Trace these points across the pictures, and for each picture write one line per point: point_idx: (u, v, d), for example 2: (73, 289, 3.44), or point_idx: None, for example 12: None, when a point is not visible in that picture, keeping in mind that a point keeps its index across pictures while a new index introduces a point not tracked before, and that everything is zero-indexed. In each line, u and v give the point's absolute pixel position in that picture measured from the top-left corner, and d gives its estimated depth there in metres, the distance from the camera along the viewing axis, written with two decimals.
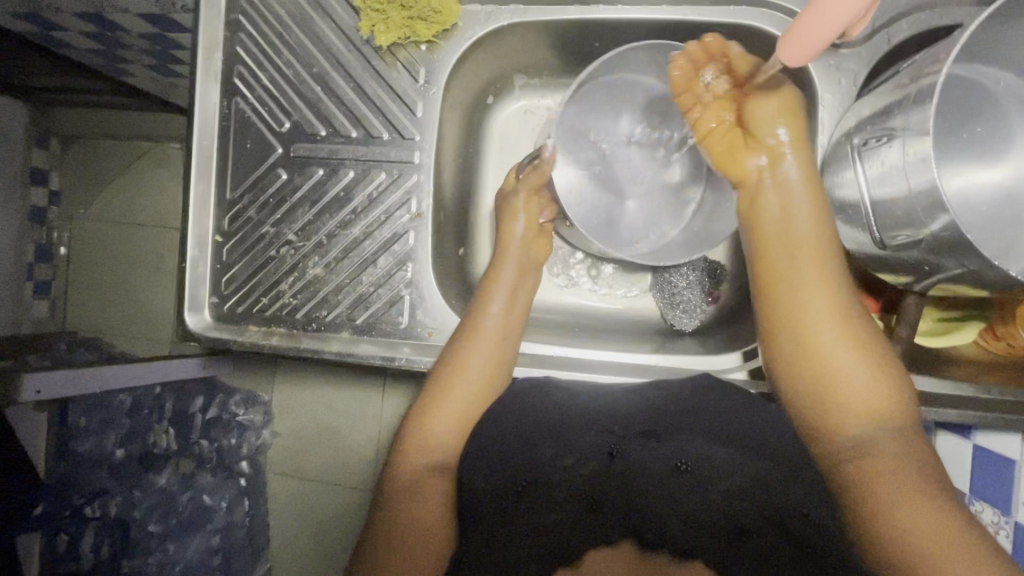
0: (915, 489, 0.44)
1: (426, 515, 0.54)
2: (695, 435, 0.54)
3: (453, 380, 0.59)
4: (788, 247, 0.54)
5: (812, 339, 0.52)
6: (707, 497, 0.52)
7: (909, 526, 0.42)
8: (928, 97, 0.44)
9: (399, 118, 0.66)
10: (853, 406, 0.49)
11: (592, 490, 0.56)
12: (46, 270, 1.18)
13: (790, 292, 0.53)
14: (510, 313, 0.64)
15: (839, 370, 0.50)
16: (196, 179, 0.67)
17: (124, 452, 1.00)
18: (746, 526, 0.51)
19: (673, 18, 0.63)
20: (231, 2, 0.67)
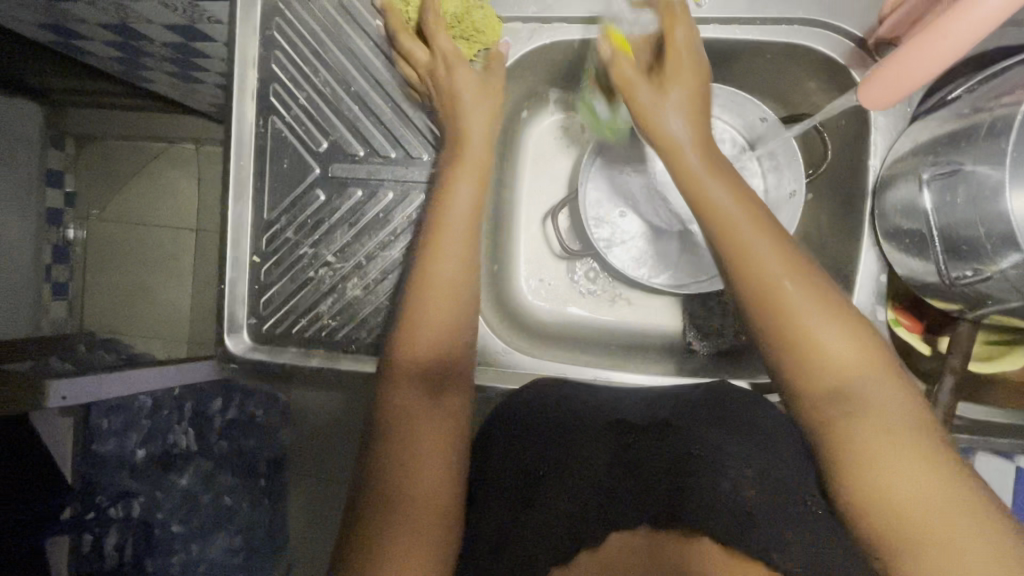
0: (919, 456, 0.41)
1: (428, 470, 0.48)
2: (709, 422, 0.52)
3: (429, 318, 0.52)
4: (734, 229, 0.47)
5: (795, 313, 0.45)
6: (711, 477, 0.46)
7: (905, 498, 0.40)
8: (1005, 131, 0.43)
9: (439, 138, 0.65)
10: (820, 366, 0.44)
11: (603, 477, 0.50)
12: (62, 272, 1.09)
13: (760, 268, 0.46)
14: (468, 227, 0.55)
15: (800, 320, 0.45)
16: (234, 199, 0.67)
17: (145, 452, 0.96)
18: (755, 509, 0.43)
19: (721, 36, 0.61)
20: (267, 20, 0.66)
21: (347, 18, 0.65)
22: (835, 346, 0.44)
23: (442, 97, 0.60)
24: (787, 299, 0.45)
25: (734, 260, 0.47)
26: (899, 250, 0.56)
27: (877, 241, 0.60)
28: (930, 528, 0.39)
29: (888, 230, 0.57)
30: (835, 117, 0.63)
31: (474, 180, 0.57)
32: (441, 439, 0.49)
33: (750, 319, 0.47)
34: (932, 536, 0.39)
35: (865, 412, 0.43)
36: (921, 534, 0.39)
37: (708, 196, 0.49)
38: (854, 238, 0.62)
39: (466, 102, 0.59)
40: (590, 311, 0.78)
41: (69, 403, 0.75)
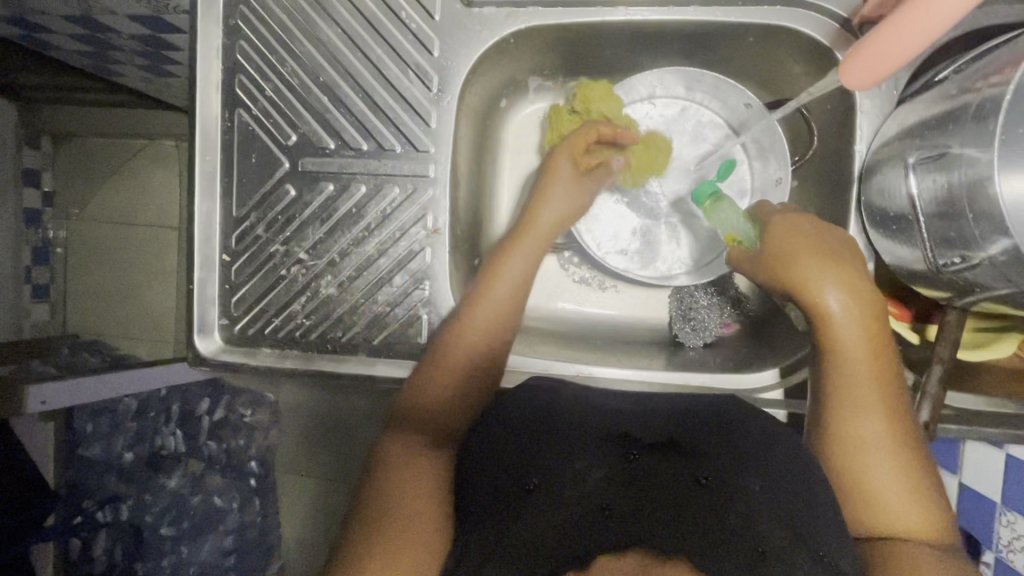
0: (908, 495, 0.48)
1: (419, 498, 0.51)
2: (730, 457, 0.47)
3: (455, 360, 0.59)
4: (809, 272, 0.53)
5: (857, 361, 0.51)
6: (723, 505, 0.42)
7: (899, 514, 0.48)
8: (990, 113, 0.41)
9: (412, 129, 0.63)
10: (868, 438, 0.50)
11: (595, 496, 0.43)
12: (43, 274, 1.10)
13: (831, 310, 0.52)
14: (518, 292, 0.62)
15: (857, 387, 0.51)
16: (201, 197, 0.64)
17: (133, 455, 0.98)
18: (769, 547, 0.39)
19: (702, 18, 0.59)
20: (230, 8, 0.63)
21: (314, 5, 0.62)
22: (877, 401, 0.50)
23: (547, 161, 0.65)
24: (846, 342, 0.51)
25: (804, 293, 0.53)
26: (884, 236, 0.54)
27: (864, 228, 0.59)
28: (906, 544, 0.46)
29: (874, 217, 0.55)
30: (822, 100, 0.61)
31: (529, 252, 0.62)
32: (427, 472, 0.53)
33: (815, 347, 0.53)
34: (915, 550, 0.46)
35: (879, 433, 0.50)
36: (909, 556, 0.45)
37: (794, 248, 0.55)
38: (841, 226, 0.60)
39: (562, 170, 0.63)
40: (578, 305, 0.76)
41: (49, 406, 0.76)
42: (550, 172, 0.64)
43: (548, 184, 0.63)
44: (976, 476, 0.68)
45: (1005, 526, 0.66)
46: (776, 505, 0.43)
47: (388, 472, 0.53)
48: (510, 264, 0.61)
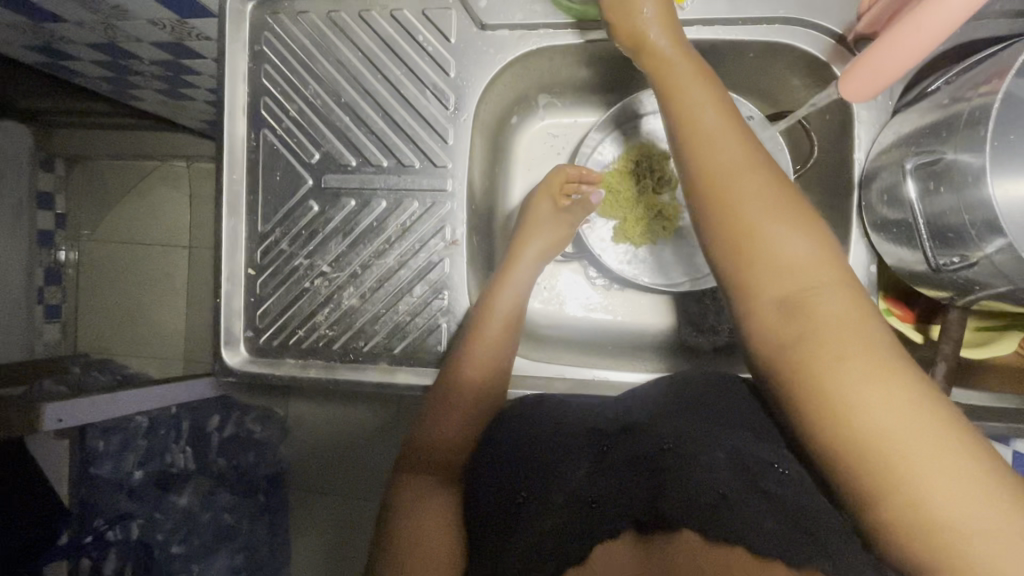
0: (920, 434, 0.35)
1: (438, 532, 0.54)
2: (680, 416, 0.52)
3: (457, 400, 0.62)
4: (731, 196, 0.44)
5: (804, 288, 0.41)
6: (688, 464, 0.48)
7: (875, 428, 0.36)
8: (981, 120, 0.44)
9: (430, 145, 0.66)
10: (824, 340, 0.39)
11: (584, 493, 0.51)
12: (56, 295, 1.13)
13: (749, 222, 0.43)
14: (512, 312, 0.65)
15: (789, 270, 0.42)
16: (227, 213, 0.67)
17: (143, 474, 0.93)
18: (731, 492, 0.46)
19: (695, 39, 0.62)
20: (256, 35, 0.67)
21: (336, 31, 0.66)
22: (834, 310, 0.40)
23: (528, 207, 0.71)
24: (762, 230, 0.43)
25: (728, 229, 0.44)
26: (885, 240, 0.56)
27: (865, 232, 0.61)
28: (930, 499, 0.34)
29: (875, 222, 0.58)
30: (820, 112, 0.64)
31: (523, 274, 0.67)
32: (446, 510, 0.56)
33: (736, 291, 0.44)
34: (945, 504, 0.34)
35: (837, 324, 0.39)
36: (939, 517, 0.34)
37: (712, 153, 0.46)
38: (843, 230, 0.63)
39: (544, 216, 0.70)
40: (590, 310, 0.78)
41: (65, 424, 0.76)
42: (533, 219, 0.70)
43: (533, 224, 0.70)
44: None
45: None
46: (724, 451, 0.48)
47: (407, 517, 0.55)
48: (505, 285, 0.66)
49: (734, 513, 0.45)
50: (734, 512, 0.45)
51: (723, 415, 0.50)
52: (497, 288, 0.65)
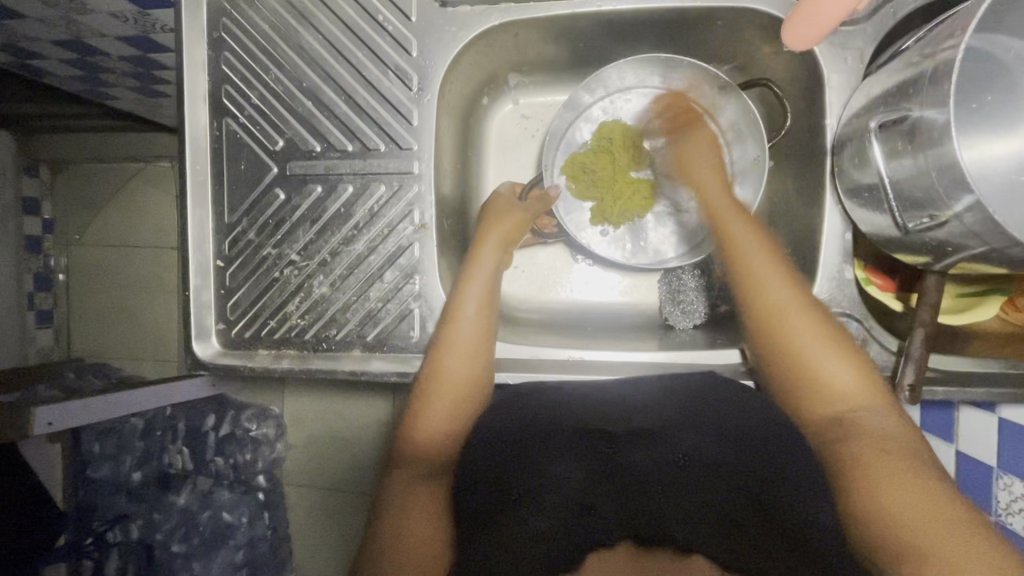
0: (884, 448, 0.46)
1: (421, 537, 0.51)
2: (688, 431, 0.57)
3: (442, 392, 0.57)
4: (766, 285, 0.56)
5: (806, 348, 0.52)
6: (693, 482, 0.53)
7: (889, 501, 0.42)
8: (945, 75, 0.43)
9: (395, 128, 0.65)
10: (819, 369, 0.51)
11: (583, 496, 0.54)
12: (46, 299, 1.16)
13: (776, 304, 0.54)
14: (489, 311, 0.61)
15: (775, 303, 0.55)
16: (192, 205, 0.66)
17: (141, 475, 1.01)
18: (736, 518, 0.50)
19: (672, 5, 0.60)
20: (214, 21, 0.65)
21: (294, 14, 0.64)
22: (839, 372, 0.51)
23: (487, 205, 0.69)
24: (751, 262, 0.58)
25: (751, 300, 0.56)
26: (858, 206, 0.55)
27: (840, 199, 0.59)
28: (912, 526, 0.41)
29: (849, 187, 0.56)
30: (793, 78, 0.63)
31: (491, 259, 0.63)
32: (433, 501, 0.53)
33: (762, 348, 0.55)
34: (887, 498, 0.43)
35: (824, 356, 0.52)
36: (929, 552, 0.39)
37: (749, 261, 0.57)
38: (818, 198, 0.61)
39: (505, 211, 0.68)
40: (570, 290, 0.77)
41: (55, 428, 0.75)
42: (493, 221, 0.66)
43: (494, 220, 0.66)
44: (967, 440, 0.69)
45: (1002, 490, 0.65)
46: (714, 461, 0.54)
47: (392, 520, 0.52)
48: (475, 278, 0.62)
49: (734, 533, 0.49)
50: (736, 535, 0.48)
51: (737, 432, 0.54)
52: (470, 276, 0.62)
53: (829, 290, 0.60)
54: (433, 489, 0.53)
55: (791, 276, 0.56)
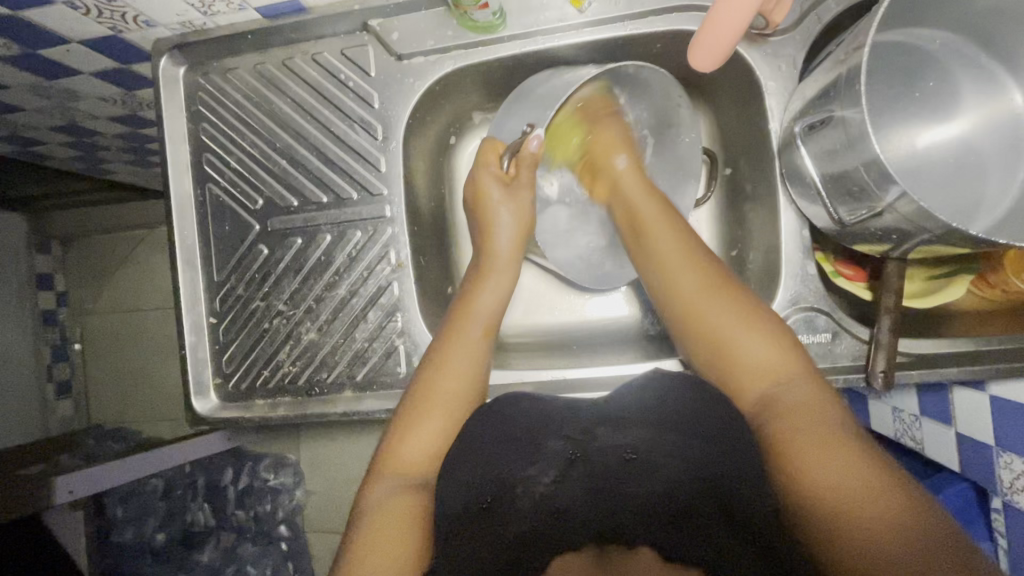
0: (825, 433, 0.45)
1: (391, 542, 0.49)
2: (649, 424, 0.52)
3: (434, 407, 0.58)
4: (702, 314, 0.56)
5: (731, 342, 0.54)
6: (660, 470, 0.50)
7: (853, 491, 0.41)
8: (857, 78, 0.46)
9: (365, 176, 0.68)
10: (744, 355, 0.53)
11: (548, 499, 0.51)
12: (65, 369, 1.19)
13: (700, 321, 0.56)
14: (494, 317, 0.63)
15: (710, 319, 0.56)
16: (183, 269, 0.69)
17: (165, 535, 1.04)
18: (689, 505, 0.48)
19: (615, 33, 0.64)
20: (191, 97, 0.70)
21: (263, 82, 0.69)
22: (758, 353, 0.53)
23: (472, 189, 0.66)
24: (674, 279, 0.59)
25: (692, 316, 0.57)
26: (808, 203, 0.57)
27: (792, 198, 0.62)
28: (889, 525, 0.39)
29: (798, 188, 0.58)
30: (736, 90, 0.66)
31: (504, 277, 0.65)
32: (403, 516, 0.51)
33: (692, 347, 0.58)
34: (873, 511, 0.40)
35: (750, 344, 0.53)
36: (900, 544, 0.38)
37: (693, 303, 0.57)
38: (773, 200, 0.64)
39: (494, 200, 0.65)
40: (555, 310, 0.78)
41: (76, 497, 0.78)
42: (479, 199, 0.65)
43: (488, 216, 0.65)
44: None
45: None
46: (661, 442, 0.50)
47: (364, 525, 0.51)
48: (482, 293, 0.63)
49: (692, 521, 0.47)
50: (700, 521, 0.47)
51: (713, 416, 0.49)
52: (477, 292, 0.64)
53: (794, 287, 0.61)
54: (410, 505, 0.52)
55: (730, 294, 0.56)
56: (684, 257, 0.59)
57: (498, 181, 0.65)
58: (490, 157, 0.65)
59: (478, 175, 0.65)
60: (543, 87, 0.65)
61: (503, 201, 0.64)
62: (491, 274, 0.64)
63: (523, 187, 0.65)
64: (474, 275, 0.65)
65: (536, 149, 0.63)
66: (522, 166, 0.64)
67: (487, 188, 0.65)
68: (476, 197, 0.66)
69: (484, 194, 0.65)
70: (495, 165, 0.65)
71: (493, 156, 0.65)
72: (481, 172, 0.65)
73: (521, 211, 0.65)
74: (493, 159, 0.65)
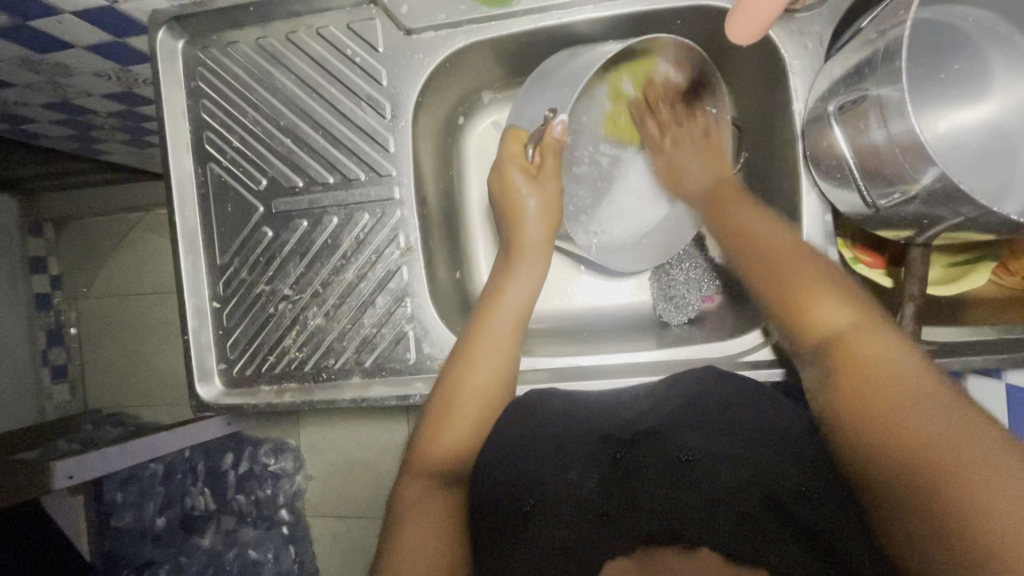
0: (913, 390, 0.42)
1: (432, 534, 0.51)
2: (692, 423, 0.53)
3: (462, 400, 0.57)
4: (758, 236, 0.57)
5: (802, 289, 0.52)
6: (716, 474, 0.49)
7: (915, 426, 0.39)
8: (897, 53, 0.44)
9: (373, 156, 0.66)
10: (817, 309, 0.50)
11: (594, 503, 0.51)
12: (61, 354, 1.17)
13: (758, 247, 0.57)
14: (522, 311, 0.61)
15: (767, 237, 0.57)
16: (184, 252, 0.67)
17: (165, 520, 1.03)
18: (746, 512, 0.47)
19: (636, 9, 0.61)
20: (191, 72, 0.67)
21: (266, 57, 0.66)
22: (829, 309, 0.50)
23: (497, 179, 0.63)
24: (747, 230, 0.59)
25: (759, 264, 0.56)
26: (834, 187, 0.55)
27: (815, 182, 0.60)
28: (921, 458, 0.38)
29: (822, 171, 0.57)
30: (758, 70, 0.64)
31: (532, 270, 0.62)
32: (444, 511, 0.52)
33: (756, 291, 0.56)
34: (928, 438, 0.38)
35: (831, 300, 0.50)
36: (941, 465, 0.37)
37: (758, 243, 0.57)
38: (793, 183, 0.62)
39: (521, 191, 0.61)
40: (567, 298, 0.77)
41: (76, 481, 0.76)
42: (507, 189, 0.62)
43: (514, 205, 0.62)
44: None
45: None
46: (713, 443, 0.51)
47: (404, 521, 0.52)
48: (512, 282, 0.61)
49: (759, 527, 0.47)
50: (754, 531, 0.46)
51: (741, 417, 0.52)
52: (505, 283, 0.62)
53: None
54: (442, 498, 0.53)
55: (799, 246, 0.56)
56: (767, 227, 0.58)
57: (523, 168, 0.61)
58: (511, 142, 0.63)
59: (501, 162, 0.62)
60: (566, 67, 0.61)
61: (530, 192, 0.61)
62: (521, 258, 0.62)
63: (550, 177, 0.61)
64: (501, 269, 0.63)
65: (562, 136, 0.59)
66: (551, 154, 0.61)
67: (512, 180, 0.61)
68: (501, 185, 0.62)
69: (507, 184, 0.61)
70: (520, 156, 0.62)
71: (513, 146, 0.63)
72: (507, 163, 0.62)
73: (553, 196, 0.62)
74: (517, 146, 0.63)
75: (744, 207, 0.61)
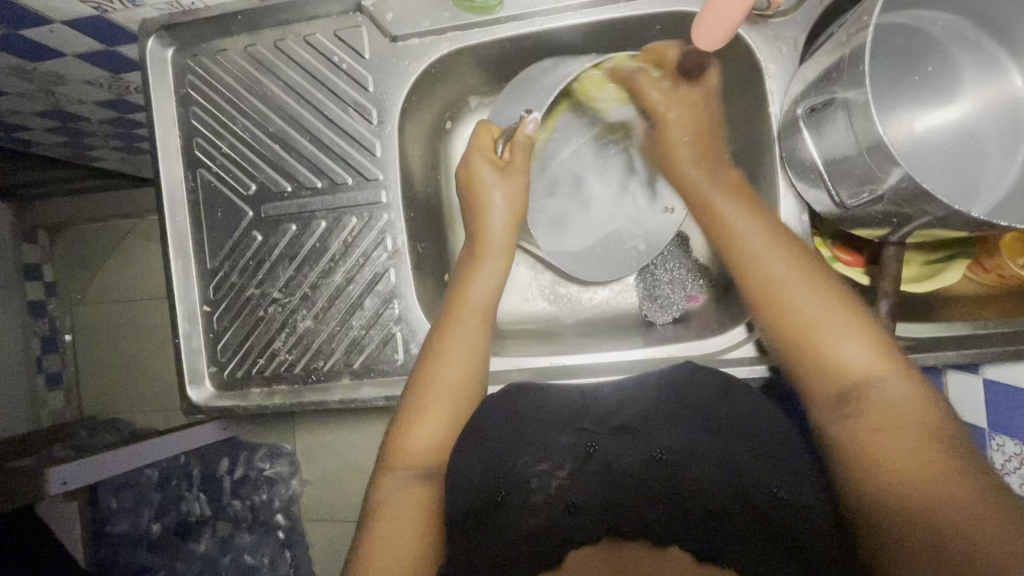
0: (926, 442, 0.42)
1: (408, 530, 0.52)
2: (669, 418, 0.53)
3: (432, 394, 0.58)
4: (745, 248, 0.54)
5: (783, 296, 0.51)
6: (685, 472, 0.51)
7: (923, 484, 0.40)
8: (861, 58, 0.45)
9: (360, 161, 0.67)
10: (826, 338, 0.48)
11: (564, 494, 0.52)
12: (56, 360, 1.18)
13: (761, 265, 0.52)
14: (488, 305, 0.62)
15: (758, 255, 0.53)
16: (175, 257, 0.68)
17: (160, 526, 1.04)
18: (712, 505, 0.50)
19: (615, 15, 0.63)
20: (180, 80, 0.68)
21: (254, 64, 0.67)
22: (850, 344, 0.47)
23: (465, 171, 0.64)
24: (734, 227, 0.55)
25: (751, 279, 0.53)
26: (809, 188, 0.57)
27: (792, 183, 0.61)
28: (928, 519, 0.39)
29: (798, 172, 0.58)
30: (736, 74, 0.65)
31: (496, 264, 0.63)
32: (421, 505, 0.53)
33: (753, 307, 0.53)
34: (935, 498, 0.39)
35: (820, 312, 0.49)
36: (950, 528, 0.38)
37: (751, 256, 0.53)
38: (771, 184, 0.63)
39: (487, 183, 0.62)
40: (554, 299, 0.78)
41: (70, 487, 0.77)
42: (472, 182, 0.63)
43: (481, 198, 0.63)
44: None
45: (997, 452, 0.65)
46: (688, 439, 0.52)
47: (381, 514, 0.53)
48: (477, 276, 0.62)
49: (726, 525, 0.50)
50: (720, 527, 0.50)
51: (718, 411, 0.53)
52: (470, 278, 0.62)
53: None
54: (420, 493, 0.54)
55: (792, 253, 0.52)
56: (770, 241, 0.53)
57: (489, 162, 0.63)
58: (478, 136, 0.64)
59: (468, 155, 0.64)
60: (545, 74, 0.63)
61: (495, 184, 0.62)
62: (486, 252, 0.63)
63: (516, 170, 0.63)
64: (469, 260, 0.63)
65: (533, 134, 0.61)
66: (519, 150, 0.62)
67: (478, 174, 0.62)
68: (467, 180, 0.64)
69: (473, 177, 0.63)
70: (489, 150, 0.63)
71: (482, 140, 0.64)
72: (475, 156, 0.63)
73: (518, 193, 0.63)
74: (484, 140, 0.64)
75: (751, 210, 0.56)
